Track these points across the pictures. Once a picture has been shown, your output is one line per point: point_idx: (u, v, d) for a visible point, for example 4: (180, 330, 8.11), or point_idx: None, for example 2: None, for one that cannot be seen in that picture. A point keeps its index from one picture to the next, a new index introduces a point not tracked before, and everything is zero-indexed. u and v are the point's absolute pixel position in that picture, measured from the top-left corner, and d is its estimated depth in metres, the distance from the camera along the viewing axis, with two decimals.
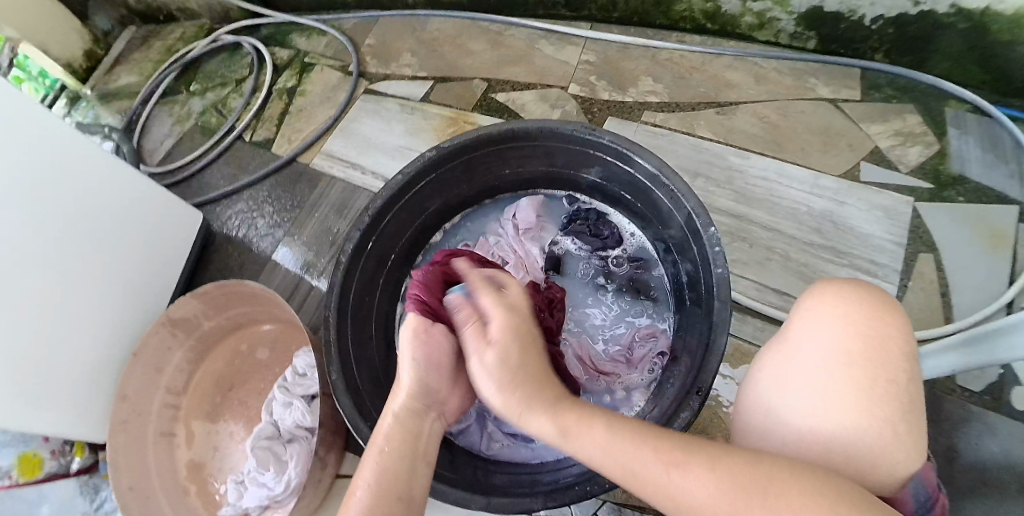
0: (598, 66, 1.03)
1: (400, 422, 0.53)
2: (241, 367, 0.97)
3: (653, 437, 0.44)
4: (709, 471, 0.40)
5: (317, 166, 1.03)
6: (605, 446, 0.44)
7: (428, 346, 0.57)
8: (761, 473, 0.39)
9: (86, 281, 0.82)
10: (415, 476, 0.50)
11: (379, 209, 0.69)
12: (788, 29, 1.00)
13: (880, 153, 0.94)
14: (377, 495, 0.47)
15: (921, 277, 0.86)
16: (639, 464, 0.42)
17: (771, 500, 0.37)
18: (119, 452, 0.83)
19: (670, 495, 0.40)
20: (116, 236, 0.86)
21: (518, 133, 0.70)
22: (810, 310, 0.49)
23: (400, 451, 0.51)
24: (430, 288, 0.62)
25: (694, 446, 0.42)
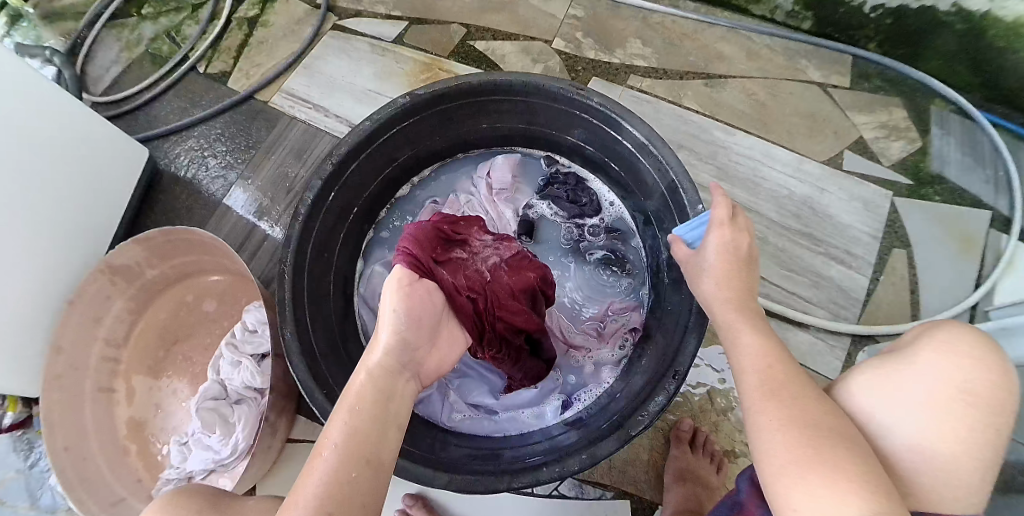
0: (585, 22, 0.98)
1: (372, 380, 0.46)
2: (187, 320, 0.91)
3: (784, 364, 0.46)
4: (790, 400, 0.43)
5: (276, 105, 0.95)
6: (739, 346, 0.48)
7: (411, 300, 0.51)
8: (828, 427, 0.41)
9: (17, 220, 0.74)
10: (385, 438, 0.44)
11: (345, 155, 0.64)
12: (785, 6, 0.97)
13: (863, 144, 0.93)
14: (343, 456, 0.41)
15: (893, 272, 0.86)
16: (747, 372, 0.46)
17: (820, 443, 0.40)
18: (52, 407, 0.77)
19: (749, 405, 0.44)
20: (53, 171, 0.78)
21: (500, 85, 0.65)
22: (942, 342, 0.46)
23: (371, 406, 0.44)
24: (422, 244, 0.59)
25: (798, 380, 0.44)
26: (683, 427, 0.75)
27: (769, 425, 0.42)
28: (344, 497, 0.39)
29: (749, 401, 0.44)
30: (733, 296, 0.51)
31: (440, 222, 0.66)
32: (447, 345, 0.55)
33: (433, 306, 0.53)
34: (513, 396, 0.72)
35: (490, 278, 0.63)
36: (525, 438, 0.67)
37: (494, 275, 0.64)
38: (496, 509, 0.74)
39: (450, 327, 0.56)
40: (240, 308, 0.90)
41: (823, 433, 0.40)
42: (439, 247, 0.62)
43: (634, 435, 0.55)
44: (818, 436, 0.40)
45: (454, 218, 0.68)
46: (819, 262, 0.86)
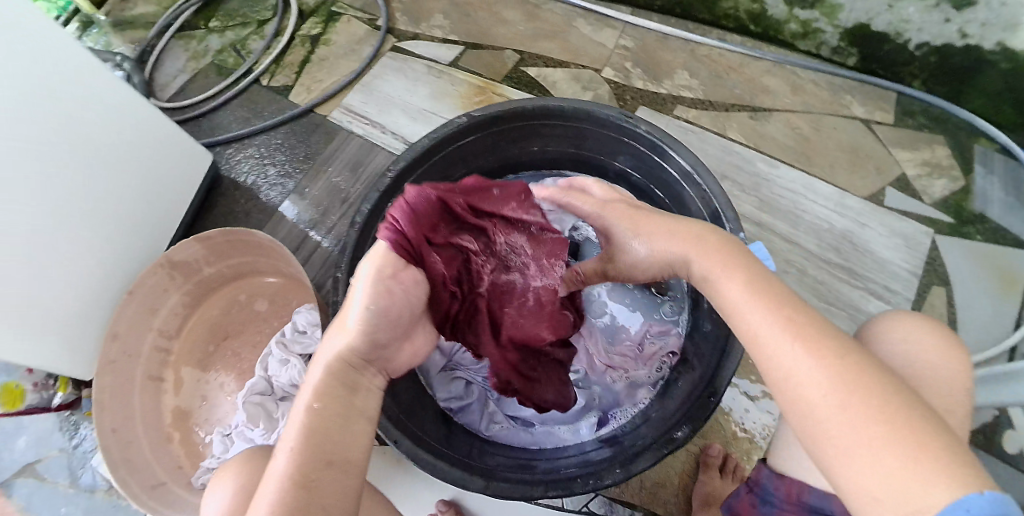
0: (634, 52, 1.01)
1: (331, 374, 0.45)
2: (237, 317, 0.95)
3: (794, 310, 0.41)
4: (824, 350, 0.38)
5: (334, 120, 1.00)
6: (741, 303, 0.43)
7: (390, 297, 0.46)
8: (874, 385, 0.36)
9: (85, 211, 0.79)
10: (351, 429, 0.44)
11: (401, 171, 0.68)
12: (830, 43, 0.98)
13: (905, 180, 0.93)
14: (298, 456, 0.41)
15: (931, 309, 0.85)
16: (761, 333, 0.41)
17: (873, 409, 0.35)
18: (105, 391, 0.82)
19: (781, 363, 0.39)
20: (120, 165, 0.83)
21: (553, 111, 0.69)
22: (890, 325, 0.56)
23: (332, 396, 0.44)
24: (419, 222, 0.51)
25: (822, 330, 0.40)
26: (712, 452, 0.76)
27: (816, 395, 0.37)
28: (299, 498, 0.40)
29: (781, 369, 0.39)
30: (717, 250, 0.48)
31: (455, 192, 0.58)
32: (422, 336, 0.52)
33: (413, 300, 0.48)
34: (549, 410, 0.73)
35: (493, 280, 0.60)
36: (559, 452, 0.68)
37: (507, 286, 0.62)
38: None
39: (426, 319, 0.53)
40: (290, 309, 0.94)
41: (870, 386, 0.36)
42: (440, 225, 0.55)
43: (669, 452, 0.58)
44: (868, 391, 0.36)
45: (480, 187, 0.61)
46: (858, 296, 0.86)
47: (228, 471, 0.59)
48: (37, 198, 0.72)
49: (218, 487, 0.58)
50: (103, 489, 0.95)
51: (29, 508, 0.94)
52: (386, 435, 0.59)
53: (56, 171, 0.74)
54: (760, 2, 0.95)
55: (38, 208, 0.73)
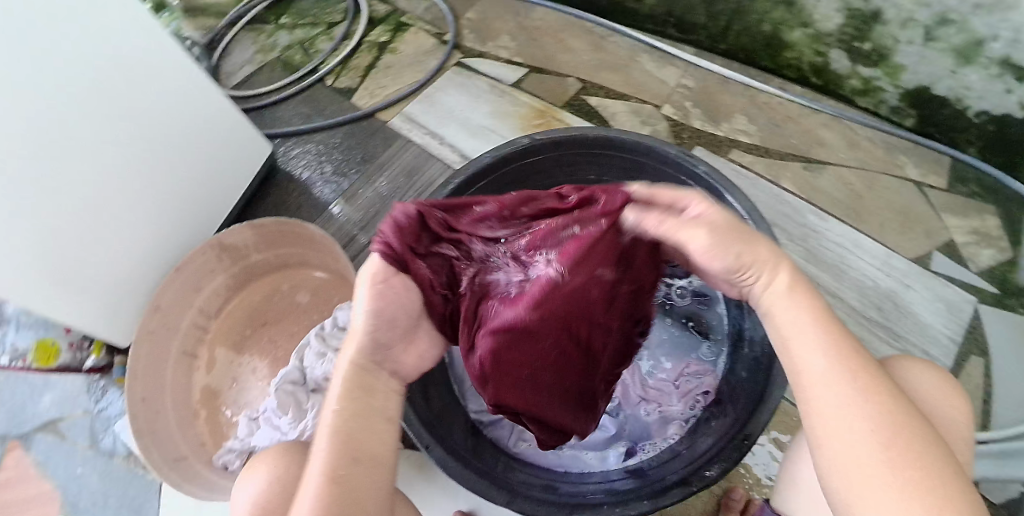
0: (694, 92, 1.02)
1: (348, 379, 0.47)
2: (278, 305, 0.97)
3: (850, 349, 0.43)
4: (875, 391, 0.41)
5: (395, 126, 1.03)
6: (799, 329, 0.45)
7: (384, 299, 0.48)
8: (912, 438, 0.39)
9: (145, 186, 0.82)
10: (374, 431, 0.46)
11: (460, 185, 0.69)
12: (890, 102, 0.97)
13: (953, 246, 0.92)
14: (328, 458, 0.44)
15: (968, 379, 0.83)
16: (817, 363, 0.43)
17: (908, 459, 0.38)
18: (140, 358, 0.84)
19: (828, 392, 0.41)
20: (184, 147, 0.86)
21: (615, 142, 0.71)
22: (904, 367, 0.56)
23: (354, 397, 0.47)
24: (406, 231, 0.50)
25: (873, 373, 0.42)
26: (734, 495, 0.75)
27: (859, 432, 0.39)
28: (333, 497, 0.42)
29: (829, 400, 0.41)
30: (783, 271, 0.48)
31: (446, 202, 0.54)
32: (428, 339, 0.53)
33: (410, 305, 0.50)
34: None
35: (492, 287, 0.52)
36: (584, 476, 0.70)
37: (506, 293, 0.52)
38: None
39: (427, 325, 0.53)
40: (331, 304, 0.95)
41: (908, 430, 0.39)
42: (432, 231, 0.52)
43: (696, 489, 0.60)
44: (907, 441, 0.39)
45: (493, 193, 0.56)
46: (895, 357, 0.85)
47: (246, 474, 0.60)
48: (104, 168, 0.76)
49: (240, 487, 0.60)
50: (121, 455, 0.97)
51: (45, 464, 0.97)
52: (420, 440, 0.61)
53: (126, 145, 0.78)
54: (824, 56, 0.96)
55: (103, 177, 0.76)
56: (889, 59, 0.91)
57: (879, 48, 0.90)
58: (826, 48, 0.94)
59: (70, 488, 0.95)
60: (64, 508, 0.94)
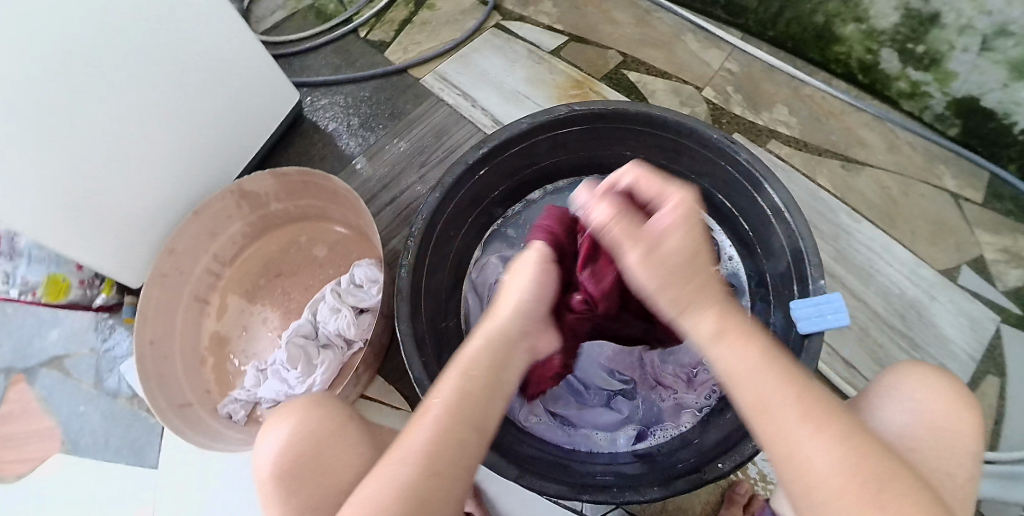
0: (736, 76, 1.00)
1: (489, 344, 0.49)
2: (293, 257, 0.96)
3: (798, 385, 0.41)
4: (838, 444, 0.38)
5: (426, 84, 1.02)
6: (745, 367, 0.41)
7: (546, 276, 0.54)
8: (883, 472, 0.37)
9: (166, 128, 0.81)
10: (492, 407, 0.47)
11: (497, 145, 0.67)
12: (936, 109, 0.92)
13: (982, 262, 0.89)
14: (448, 414, 0.44)
15: (981, 398, 0.82)
16: (770, 402, 0.40)
17: (884, 496, 0.36)
18: (151, 301, 0.84)
19: (792, 450, 0.38)
20: (208, 94, 0.84)
21: (657, 120, 0.68)
22: (912, 376, 0.53)
23: (485, 366, 0.48)
24: (561, 224, 0.65)
25: (829, 408, 0.40)
26: (740, 489, 0.74)
27: (829, 476, 0.37)
28: (442, 453, 0.42)
29: (794, 457, 0.38)
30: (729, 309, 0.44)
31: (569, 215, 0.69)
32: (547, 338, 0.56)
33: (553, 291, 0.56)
34: (592, 415, 0.74)
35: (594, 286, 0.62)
36: (593, 457, 0.68)
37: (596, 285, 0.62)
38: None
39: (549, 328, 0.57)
40: (349, 261, 0.94)
41: (875, 466, 0.37)
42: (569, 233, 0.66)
43: (710, 480, 0.56)
44: (883, 481, 0.36)
45: None
46: None
47: (286, 414, 0.55)
48: (125, 109, 0.74)
49: (274, 425, 0.55)
50: (125, 396, 0.97)
51: (48, 399, 0.97)
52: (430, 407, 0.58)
53: (148, 88, 0.76)
54: (875, 54, 0.92)
55: (123, 118, 0.75)
56: (941, 65, 0.86)
57: (933, 52, 0.85)
58: (877, 46, 0.90)
59: (72, 426, 0.95)
60: (67, 445, 0.94)
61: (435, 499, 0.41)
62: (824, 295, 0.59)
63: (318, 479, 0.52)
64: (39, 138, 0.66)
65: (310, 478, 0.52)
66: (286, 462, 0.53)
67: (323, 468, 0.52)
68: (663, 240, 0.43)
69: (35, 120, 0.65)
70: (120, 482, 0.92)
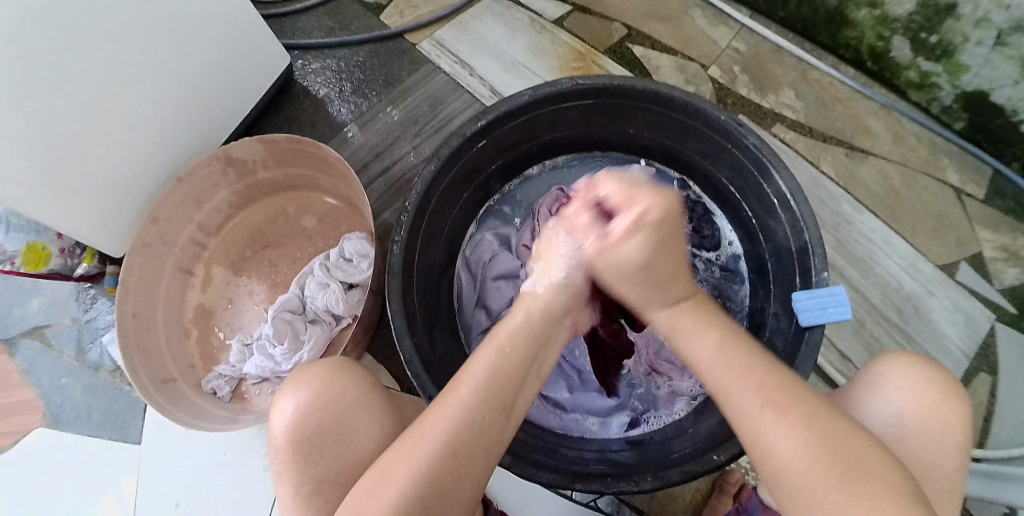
0: (744, 57, 0.98)
1: (529, 325, 0.48)
2: (282, 228, 0.93)
3: (759, 369, 0.42)
4: (798, 425, 0.39)
5: (423, 51, 1.00)
6: (711, 358, 0.44)
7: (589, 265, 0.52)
8: (856, 452, 0.38)
9: (149, 94, 0.78)
10: (524, 388, 0.47)
11: (497, 118, 0.65)
12: (944, 101, 0.90)
13: (981, 259, 0.87)
14: (479, 394, 0.43)
15: (972, 395, 0.81)
16: (736, 387, 0.42)
17: (857, 480, 0.36)
18: (133, 273, 0.81)
19: (752, 431, 0.40)
20: (194, 58, 0.81)
21: (663, 99, 0.66)
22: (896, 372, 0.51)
23: (523, 345, 0.47)
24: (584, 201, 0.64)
25: (797, 395, 0.41)
26: (731, 479, 0.74)
27: (798, 459, 0.38)
28: (471, 437, 0.42)
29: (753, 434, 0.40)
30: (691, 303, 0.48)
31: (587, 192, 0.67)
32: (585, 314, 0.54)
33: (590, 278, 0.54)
34: (585, 399, 0.73)
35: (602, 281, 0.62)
36: (585, 442, 0.67)
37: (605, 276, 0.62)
38: (535, 498, 0.76)
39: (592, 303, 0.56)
40: (338, 233, 0.92)
41: (844, 445, 0.38)
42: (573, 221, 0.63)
43: (706, 471, 0.55)
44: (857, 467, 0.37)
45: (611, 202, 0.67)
46: None
47: (306, 382, 0.52)
48: (107, 74, 0.71)
49: (292, 391, 0.52)
50: (107, 369, 0.94)
51: (30, 371, 0.94)
52: (419, 384, 0.56)
53: (132, 53, 0.73)
54: (886, 41, 0.89)
55: (104, 83, 0.71)
56: (953, 57, 0.84)
57: (946, 44, 0.83)
58: (890, 33, 0.88)
59: (53, 398, 0.93)
60: (48, 419, 0.92)
61: (454, 485, 0.41)
62: (824, 287, 0.57)
63: (337, 451, 0.50)
64: (16, 101, 0.63)
65: (328, 448, 0.50)
66: (306, 431, 0.50)
67: (342, 439, 0.50)
68: (618, 246, 0.45)
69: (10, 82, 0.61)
70: (101, 456, 0.90)
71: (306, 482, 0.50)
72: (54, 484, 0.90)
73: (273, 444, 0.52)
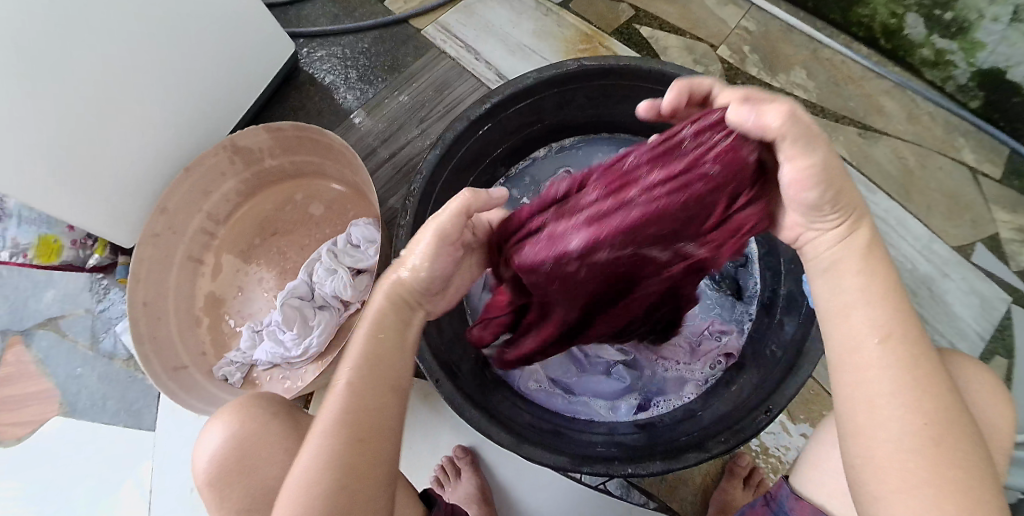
0: (754, 36, 0.96)
1: (385, 307, 0.44)
2: (289, 215, 0.94)
3: (908, 330, 0.37)
4: (919, 389, 0.35)
5: (427, 35, 0.99)
6: (855, 307, 0.38)
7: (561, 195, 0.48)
8: (959, 435, 0.34)
9: (155, 84, 0.78)
10: (405, 362, 0.44)
11: (500, 101, 0.64)
12: (959, 79, 0.88)
13: (997, 241, 0.86)
14: (365, 378, 0.41)
15: None
16: (870, 342, 0.37)
17: (942, 453, 0.33)
18: (143, 263, 0.82)
19: (867, 385, 0.36)
20: (200, 46, 0.81)
21: (669, 78, 0.65)
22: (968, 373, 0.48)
23: (391, 323, 0.44)
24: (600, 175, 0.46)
25: (930, 361, 0.37)
26: (741, 462, 0.74)
27: (899, 419, 0.34)
28: (371, 420, 0.40)
29: (861, 391, 0.36)
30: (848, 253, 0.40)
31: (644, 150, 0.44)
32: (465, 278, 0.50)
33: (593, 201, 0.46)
34: (593, 383, 0.72)
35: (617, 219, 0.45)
36: (592, 425, 0.67)
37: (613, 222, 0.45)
38: (547, 480, 0.76)
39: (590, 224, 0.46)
40: (345, 220, 0.92)
41: (951, 424, 0.34)
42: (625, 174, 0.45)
43: (713, 455, 0.55)
44: (947, 444, 0.34)
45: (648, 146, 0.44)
46: None
47: (216, 418, 0.56)
48: (114, 67, 0.71)
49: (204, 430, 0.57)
50: (121, 358, 0.96)
51: (45, 361, 0.96)
52: (429, 372, 0.56)
53: (138, 43, 0.73)
54: (900, 18, 0.87)
55: (112, 76, 0.71)
56: (968, 33, 0.82)
57: (961, 20, 0.81)
58: (903, 10, 0.86)
59: (69, 388, 0.94)
60: (65, 407, 0.93)
61: (368, 470, 0.39)
62: None
63: (245, 480, 0.54)
64: (21, 98, 0.63)
65: (239, 478, 0.54)
66: (215, 468, 0.54)
67: (248, 469, 0.54)
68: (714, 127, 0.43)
69: (12, 79, 0.61)
70: (117, 444, 0.91)
71: (230, 512, 0.54)
72: (71, 471, 0.91)
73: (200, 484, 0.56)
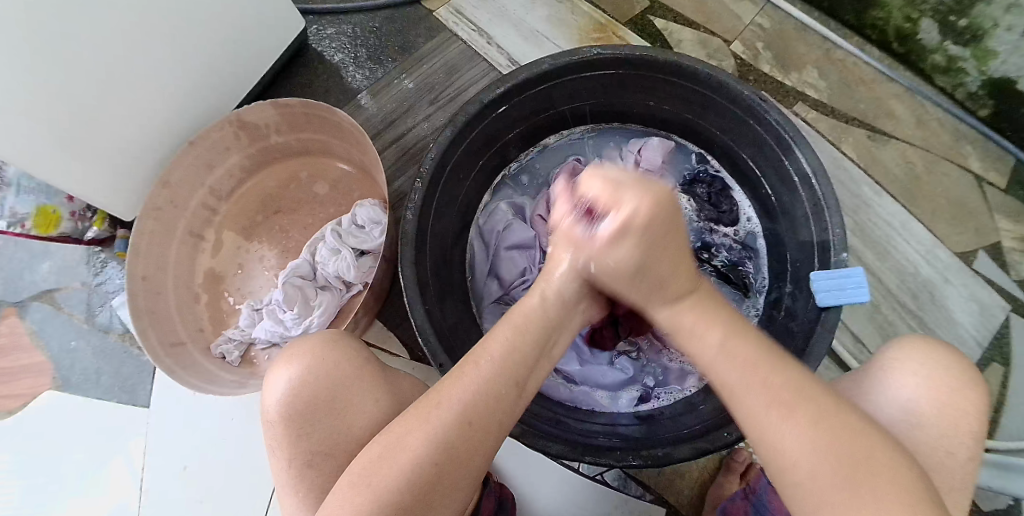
0: (768, 34, 0.96)
1: (545, 302, 0.46)
2: (294, 194, 0.93)
3: (773, 363, 0.38)
4: (807, 421, 0.36)
5: (439, 18, 0.98)
6: (716, 358, 0.39)
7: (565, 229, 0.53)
8: (864, 451, 0.35)
9: (161, 56, 0.77)
10: (537, 369, 0.44)
11: (512, 86, 0.63)
12: (970, 86, 0.88)
13: (999, 249, 0.86)
14: (501, 367, 0.42)
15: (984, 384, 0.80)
16: (742, 390, 0.38)
17: (864, 487, 0.34)
18: (143, 236, 0.81)
19: (760, 435, 0.37)
20: (208, 21, 0.80)
21: (683, 70, 0.64)
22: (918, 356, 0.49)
23: (537, 329, 0.45)
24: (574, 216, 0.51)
25: (803, 386, 0.37)
26: (738, 458, 0.75)
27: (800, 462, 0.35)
28: (485, 411, 0.41)
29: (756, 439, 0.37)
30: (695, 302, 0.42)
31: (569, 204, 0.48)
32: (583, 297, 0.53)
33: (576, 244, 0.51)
34: (596, 372, 0.72)
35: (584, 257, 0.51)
36: (594, 415, 0.67)
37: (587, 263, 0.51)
38: (545, 468, 0.77)
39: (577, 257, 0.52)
40: (350, 202, 0.91)
41: (851, 444, 0.35)
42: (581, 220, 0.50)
43: (715, 447, 0.54)
44: (865, 475, 0.34)
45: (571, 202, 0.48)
46: None
47: (298, 355, 0.52)
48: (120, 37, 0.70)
49: (287, 363, 0.52)
50: (117, 331, 0.95)
51: (39, 332, 0.95)
52: (433, 357, 0.56)
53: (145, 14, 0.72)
54: (914, 22, 0.87)
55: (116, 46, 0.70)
56: (982, 41, 0.81)
57: (975, 27, 0.80)
58: (918, 14, 0.85)
59: (63, 362, 0.93)
60: (57, 381, 0.93)
61: (464, 454, 0.40)
62: (842, 268, 0.57)
63: (332, 421, 0.51)
64: (24, 63, 0.62)
65: (324, 418, 0.51)
66: (295, 407, 0.51)
67: (336, 409, 0.51)
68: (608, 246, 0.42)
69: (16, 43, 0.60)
70: (109, 419, 0.91)
71: (300, 454, 0.51)
72: (63, 444, 0.91)
73: (267, 416, 0.53)
